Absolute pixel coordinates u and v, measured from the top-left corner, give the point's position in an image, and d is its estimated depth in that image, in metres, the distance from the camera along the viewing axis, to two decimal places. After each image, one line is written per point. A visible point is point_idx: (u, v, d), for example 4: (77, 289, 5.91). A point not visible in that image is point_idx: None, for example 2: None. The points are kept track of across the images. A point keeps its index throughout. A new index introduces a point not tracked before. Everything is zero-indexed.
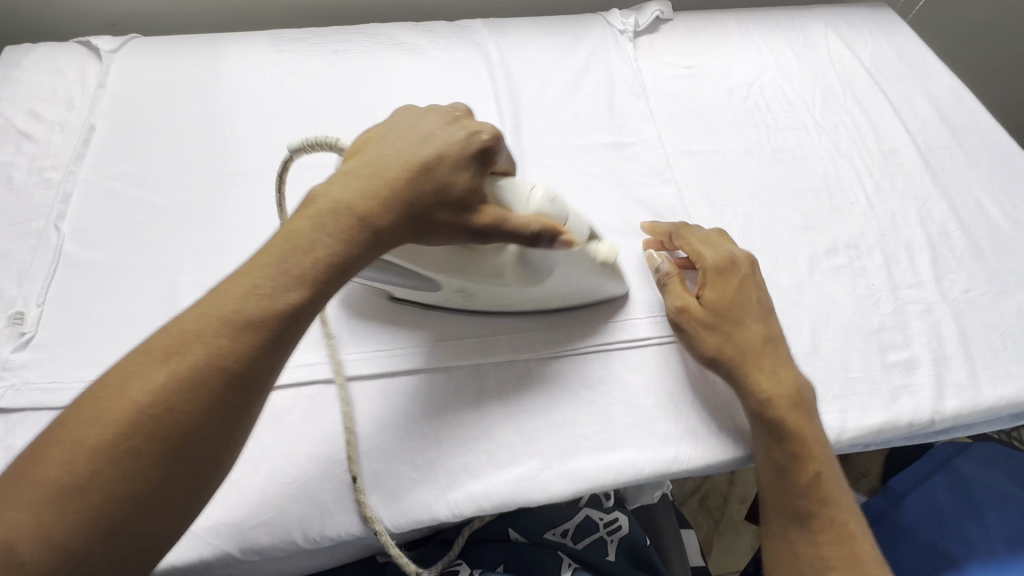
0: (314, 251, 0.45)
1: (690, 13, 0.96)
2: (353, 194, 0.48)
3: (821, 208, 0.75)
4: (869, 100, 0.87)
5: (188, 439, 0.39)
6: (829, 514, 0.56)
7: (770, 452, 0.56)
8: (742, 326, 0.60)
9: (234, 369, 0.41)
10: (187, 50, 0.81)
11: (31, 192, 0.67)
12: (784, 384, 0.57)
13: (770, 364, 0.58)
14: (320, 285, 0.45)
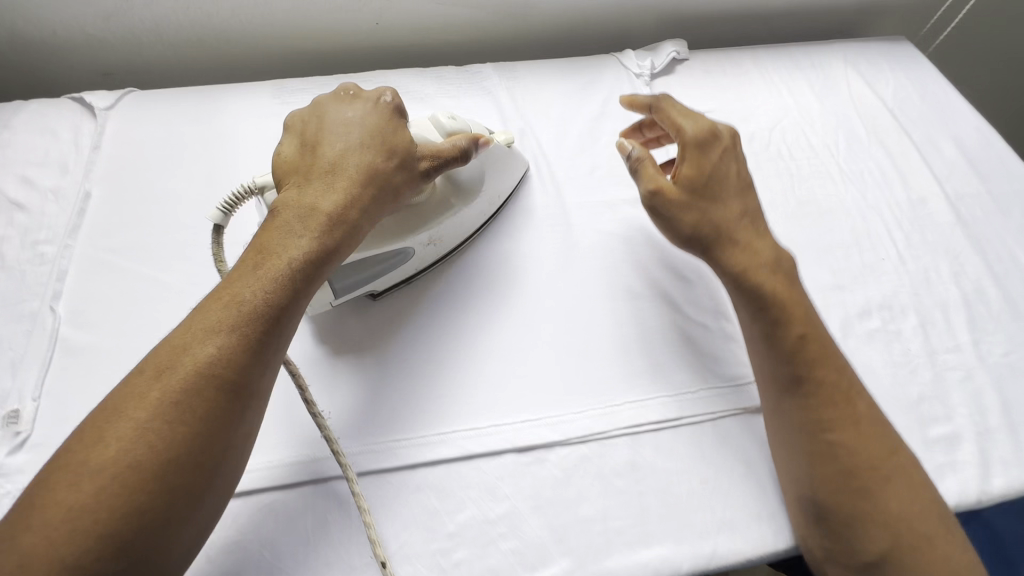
0: (285, 250, 0.49)
1: (705, 52, 0.93)
2: (309, 196, 0.52)
3: (850, 266, 0.72)
4: (894, 144, 0.84)
5: (199, 431, 0.43)
6: (820, 375, 0.55)
7: (760, 328, 0.57)
8: (723, 203, 0.61)
9: (233, 361, 0.45)
10: (186, 104, 0.78)
11: (24, 270, 0.63)
12: (760, 255, 0.59)
13: (749, 240, 0.60)
14: (300, 276, 0.49)
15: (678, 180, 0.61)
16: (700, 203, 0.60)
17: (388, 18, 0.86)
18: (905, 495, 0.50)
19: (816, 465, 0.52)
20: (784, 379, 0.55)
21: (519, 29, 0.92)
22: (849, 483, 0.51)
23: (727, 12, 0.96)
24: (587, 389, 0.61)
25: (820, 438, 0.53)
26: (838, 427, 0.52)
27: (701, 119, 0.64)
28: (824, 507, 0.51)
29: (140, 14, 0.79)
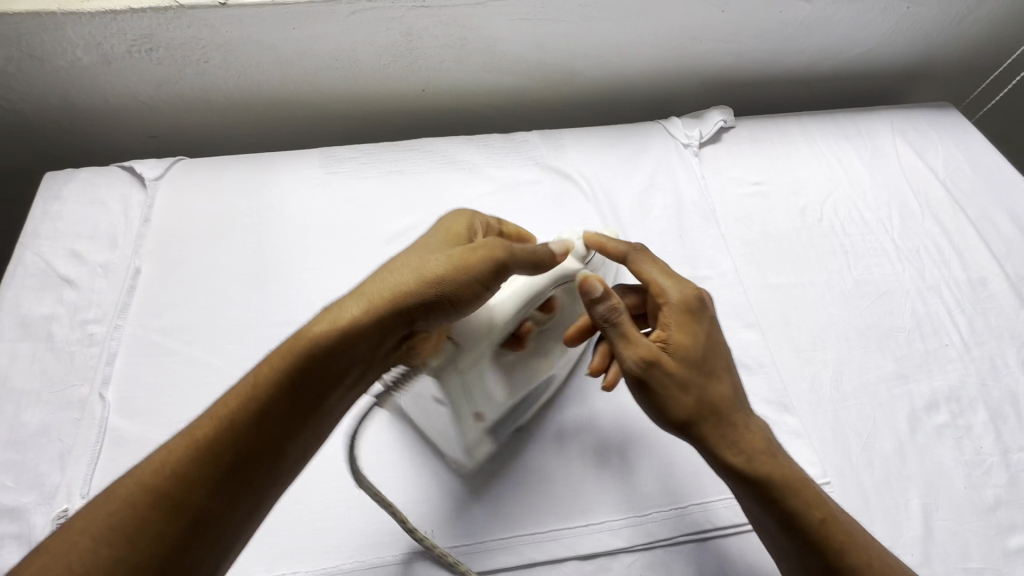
0: (296, 350, 0.45)
1: (750, 119, 0.93)
2: (355, 298, 0.48)
3: (912, 353, 0.70)
4: (949, 220, 0.82)
5: (168, 526, 0.40)
6: (846, 563, 0.49)
7: (768, 511, 0.51)
8: (717, 378, 0.53)
9: (202, 472, 0.41)
10: (235, 174, 0.77)
11: (72, 352, 0.62)
12: (753, 437, 0.52)
13: (743, 420, 0.53)
14: (292, 387, 0.44)
15: (665, 359, 0.52)
16: (689, 381, 0.52)
17: (435, 84, 0.86)
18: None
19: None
20: (817, 558, 0.49)
21: (564, 94, 0.92)
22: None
23: (772, 77, 0.95)
24: (651, 490, 0.58)
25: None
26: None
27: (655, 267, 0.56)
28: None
29: (192, 83, 0.79)
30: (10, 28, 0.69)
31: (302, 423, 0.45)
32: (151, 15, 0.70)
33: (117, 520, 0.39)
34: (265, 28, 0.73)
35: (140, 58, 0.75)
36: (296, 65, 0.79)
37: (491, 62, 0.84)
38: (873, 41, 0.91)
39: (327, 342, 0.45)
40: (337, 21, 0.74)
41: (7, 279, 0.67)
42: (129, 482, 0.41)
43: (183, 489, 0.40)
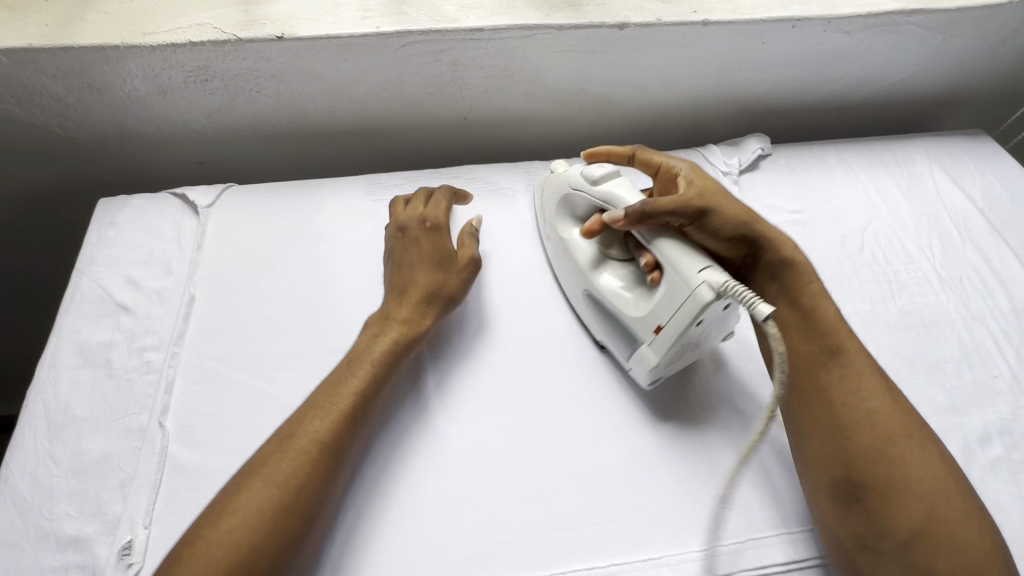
0: (371, 352, 0.60)
1: (786, 147, 0.94)
2: (398, 313, 0.64)
3: (962, 384, 0.70)
4: (991, 249, 0.83)
5: (311, 491, 0.51)
6: (870, 392, 0.57)
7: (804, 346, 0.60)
8: (729, 205, 0.64)
9: (331, 448, 0.53)
10: (284, 201, 0.79)
11: (130, 379, 0.63)
12: (779, 250, 0.64)
13: (769, 237, 0.65)
14: (377, 374, 0.59)
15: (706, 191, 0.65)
16: (732, 203, 0.64)
17: (477, 112, 0.87)
18: (930, 460, 0.53)
19: (843, 432, 0.55)
20: (824, 343, 0.59)
21: (603, 121, 0.93)
22: (882, 450, 0.53)
23: (807, 105, 0.96)
24: (710, 525, 0.57)
25: (857, 406, 0.56)
26: (871, 395, 0.56)
27: (656, 155, 0.71)
28: (854, 482, 0.53)
29: (242, 112, 0.81)
30: (73, 61, 0.71)
31: (371, 414, 0.58)
32: (210, 47, 0.71)
33: (246, 516, 0.48)
34: (317, 60, 0.75)
35: (195, 88, 0.77)
36: (344, 94, 0.81)
37: (533, 91, 0.85)
38: (909, 70, 0.92)
39: (389, 340, 0.61)
40: (387, 53, 0.76)
41: (66, 305, 0.68)
42: (248, 478, 0.50)
43: (295, 467, 0.51)
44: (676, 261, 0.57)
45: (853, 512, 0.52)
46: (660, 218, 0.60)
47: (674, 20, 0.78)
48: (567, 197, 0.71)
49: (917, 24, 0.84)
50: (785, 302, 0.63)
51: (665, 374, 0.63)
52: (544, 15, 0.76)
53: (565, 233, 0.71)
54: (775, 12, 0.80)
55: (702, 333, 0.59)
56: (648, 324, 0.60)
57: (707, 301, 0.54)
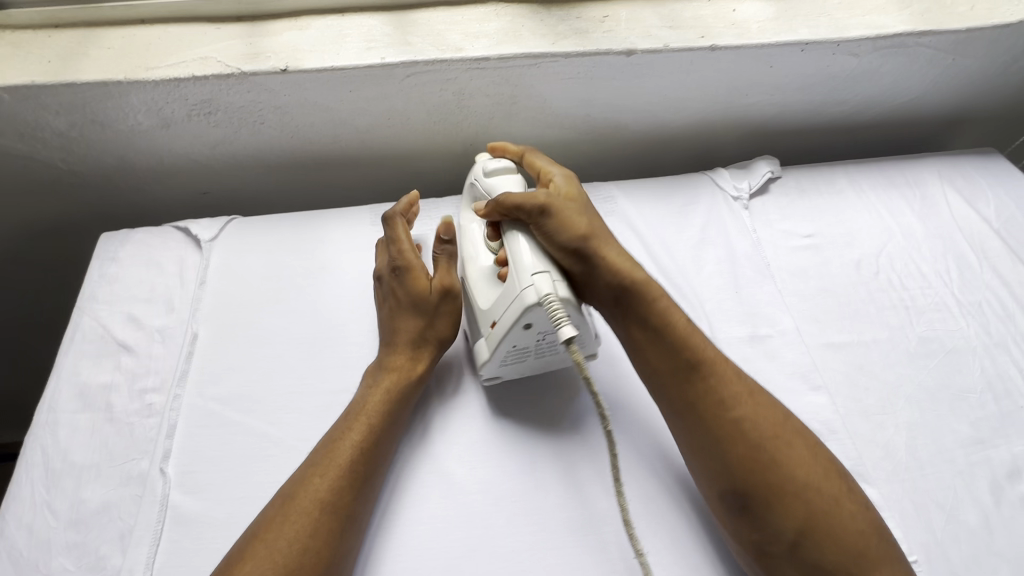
0: (366, 406, 0.59)
1: (794, 170, 0.92)
2: (394, 361, 0.63)
3: (987, 415, 0.68)
4: (1009, 272, 0.81)
5: (315, 552, 0.50)
6: (733, 399, 0.54)
7: (650, 361, 0.58)
8: (579, 215, 0.63)
9: (334, 506, 0.53)
10: (287, 233, 0.77)
11: (131, 423, 0.61)
12: (624, 258, 0.61)
13: (615, 248, 0.62)
14: (374, 428, 0.58)
15: (555, 200, 0.62)
16: (578, 216, 0.62)
17: (483, 139, 0.86)
18: (807, 459, 0.52)
19: (719, 444, 0.53)
20: (682, 358, 0.56)
21: (610, 145, 0.92)
22: (755, 457, 0.51)
23: (815, 127, 0.95)
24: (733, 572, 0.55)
25: (726, 418, 0.53)
26: (738, 403, 0.54)
27: (541, 161, 0.71)
28: (739, 492, 0.51)
29: (246, 143, 0.80)
30: (75, 96, 0.70)
31: (376, 466, 0.57)
32: (213, 81, 0.71)
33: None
34: (321, 91, 0.74)
35: (198, 120, 0.76)
36: (349, 123, 0.80)
37: (539, 118, 0.85)
38: (919, 91, 0.91)
39: (387, 390, 0.60)
40: (391, 83, 0.75)
41: (66, 345, 0.66)
42: (251, 546, 0.50)
43: (298, 531, 0.51)
44: (518, 261, 0.58)
45: (742, 521, 0.51)
46: (517, 215, 0.62)
47: (682, 45, 0.77)
48: (472, 187, 0.71)
49: (927, 45, 0.83)
50: (633, 323, 0.59)
51: (501, 373, 0.63)
52: (551, 42, 0.75)
53: (466, 224, 0.71)
54: (784, 36, 0.79)
55: (538, 338, 0.59)
56: (487, 319, 0.61)
57: (528, 303, 0.55)
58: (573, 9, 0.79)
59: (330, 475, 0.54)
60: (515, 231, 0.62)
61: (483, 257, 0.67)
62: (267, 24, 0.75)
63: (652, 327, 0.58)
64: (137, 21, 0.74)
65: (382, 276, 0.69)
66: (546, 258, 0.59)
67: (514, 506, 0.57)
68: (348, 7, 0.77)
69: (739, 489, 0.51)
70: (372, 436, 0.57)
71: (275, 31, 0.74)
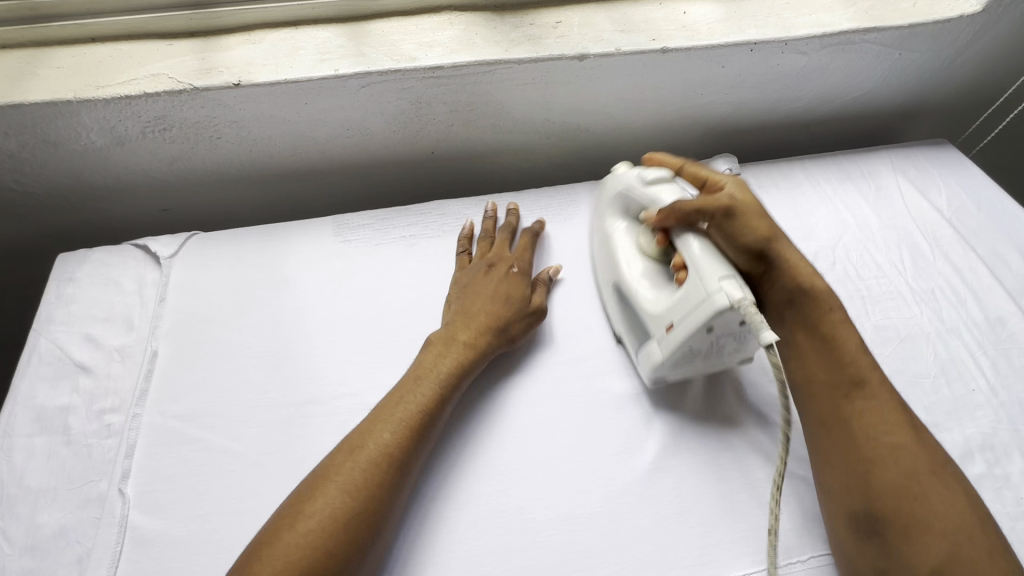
0: (437, 369, 0.62)
1: (752, 166, 0.94)
2: (467, 332, 0.66)
3: (940, 399, 0.70)
4: (961, 259, 0.83)
5: (383, 496, 0.53)
6: (886, 424, 0.55)
7: (808, 366, 0.60)
8: (762, 218, 0.64)
9: (399, 458, 0.55)
10: (248, 245, 0.77)
11: (89, 445, 0.61)
12: (798, 262, 0.64)
13: (788, 253, 0.65)
14: (445, 390, 0.61)
15: (738, 202, 0.64)
16: (761, 219, 0.64)
17: (444, 146, 0.87)
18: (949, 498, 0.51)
19: (866, 463, 0.54)
20: (847, 373, 0.58)
21: (572, 148, 0.93)
22: (905, 485, 0.52)
23: (772, 123, 0.97)
24: (690, 562, 0.56)
25: (881, 440, 0.54)
26: (893, 429, 0.54)
27: (704, 170, 0.69)
28: (875, 516, 0.52)
29: (205, 158, 0.80)
30: (25, 117, 0.69)
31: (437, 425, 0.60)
32: (165, 98, 0.71)
33: (319, 519, 0.50)
34: (277, 104, 0.74)
35: (154, 137, 0.75)
36: (307, 135, 0.80)
37: (500, 124, 0.85)
38: (869, 85, 0.93)
39: (455, 357, 0.63)
40: (347, 94, 0.75)
41: (22, 369, 0.65)
42: (318, 484, 0.53)
43: (358, 477, 0.53)
44: (701, 268, 0.59)
45: (871, 547, 0.51)
46: (693, 218, 0.63)
47: (634, 48, 0.78)
48: (619, 193, 0.73)
49: (872, 41, 0.85)
50: (799, 326, 0.62)
51: (666, 375, 0.64)
52: (504, 49, 0.76)
53: (609, 229, 0.73)
54: (732, 36, 0.80)
55: (712, 342, 0.60)
56: (661, 323, 0.62)
57: (720, 306, 0.56)
58: (526, 16, 0.80)
59: (397, 429, 0.57)
60: (686, 233, 0.63)
61: (636, 263, 0.68)
62: (221, 39, 0.75)
63: (820, 336, 0.61)
64: (88, 39, 0.74)
65: (497, 255, 0.74)
66: (727, 264, 0.59)
67: (479, 510, 0.59)
68: (301, 20, 0.77)
69: (876, 515, 0.52)
70: (437, 399, 0.60)
71: (228, 46, 0.74)
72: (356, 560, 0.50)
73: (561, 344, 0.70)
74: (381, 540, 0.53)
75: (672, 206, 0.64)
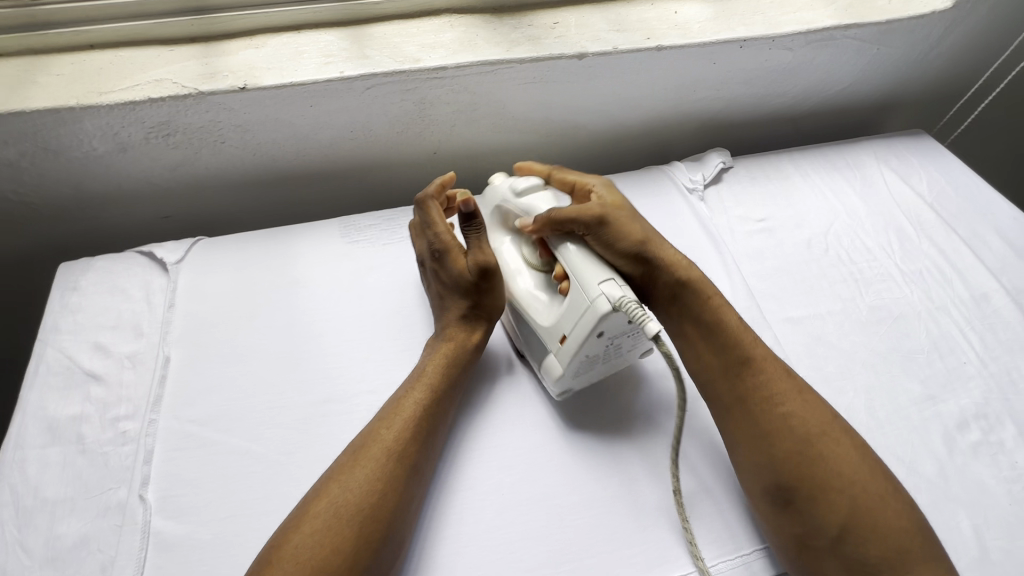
0: (431, 371, 0.63)
1: (745, 160, 0.98)
2: (450, 331, 0.66)
3: (936, 372, 0.73)
4: (945, 241, 0.87)
5: (389, 496, 0.54)
6: (767, 396, 0.59)
7: (700, 355, 0.63)
8: (635, 223, 0.66)
9: (403, 458, 0.56)
10: (255, 249, 0.77)
11: (105, 453, 0.60)
12: (681, 261, 0.66)
13: (666, 253, 0.66)
14: (442, 391, 0.62)
15: (610, 210, 0.66)
16: (632, 222, 0.66)
17: (446, 146, 0.88)
18: (853, 457, 0.55)
19: (766, 439, 0.57)
20: (734, 356, 0.61)
21: (571, 146, 0.95)
22: (802, 452, 0.55)
23: (761, 118, 1.01)
24: (713, 537, 0.58)
25: (775, 412, 0.58)
26: (784, 398, 0.58)
27: (572, 175, 0.73)
28: (786, 486, 0.55)
29: (206, 164, 0.80)
30: (26, 126, 0.69)
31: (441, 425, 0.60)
32: (169, 103, 0.70)
33: (325, 519, 0.51)
34: (283, 107, 0.75)
35: (157, 143, 0.75)
36: (311, 138, 0.81)
37: (500, 123, 0.87)
38: (850, 80, 0.97)
39: (447, 356, 0.64)
40: (352, 96, 0.76)
41: (30, 380, 0.64)
42: (327, 487, 0.54)
43: (370, 474, 0.54)
44: (581, 276, 0.59)
45: (788, 514, 0.54)
46: (568, 226, 0.63)
47: (629, 47, 0.81)
48: (497, 207, 0.72)
49: (853, 37, 0.88)
50: (687, 319, 0.64)
51: (573, 385, 0.64)
52: (505, 50, 0.78)
53: (496, 245, 0.72)
54: (722, 34, 0.83)
55: (608, 344, 0.60)
56: (555, 334, 0.62)
57: (604, 311, 0.56)
58: (524, 18, 0.82)
59: (407, 431, 0.58)
60: (563, 240, 0.63)
61: (524, 276, 0.68)
62: (222, 44, 0.75)
63: (705, 323, 0.63)
64: (87, 46, 0.74)
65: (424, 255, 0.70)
66: (603, 267, 0.60)
67: (502, 499, 0.60)
68: (302, 25, 0.78)
69: (787, 493, 0.54)
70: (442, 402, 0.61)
71: (230, 50, 0.75)
72: (370, 558, 0.50)
73: None
74: (396, 539, 0.53)
75: (545, 218, 0.63)
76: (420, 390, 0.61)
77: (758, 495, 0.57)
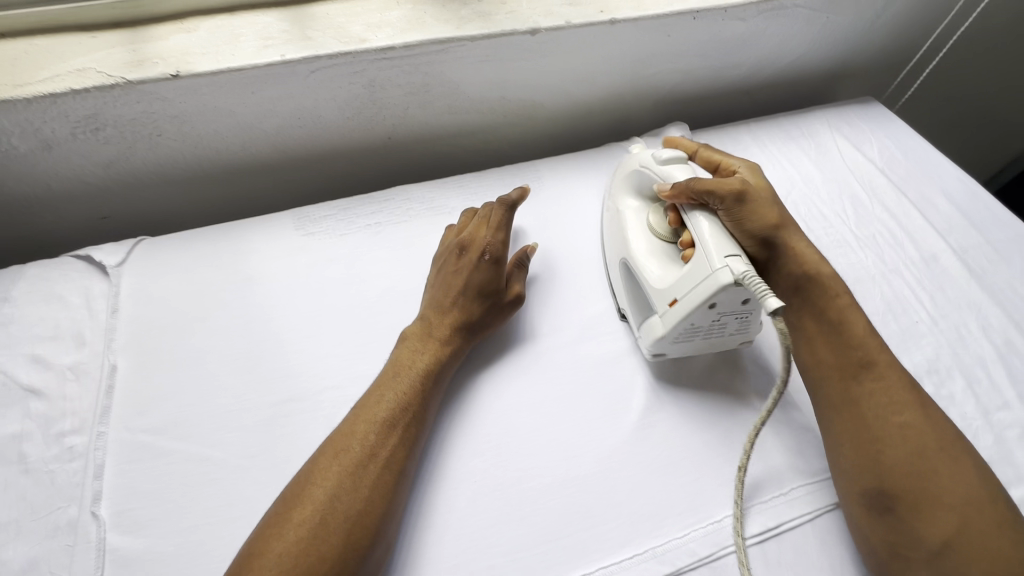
0: (412, 368, 0.61)
1: (704, 133, 0.98)
2: (443, 332, 0.64)
3: (891, 332, 0.75)
4: (896, 205, 0.89)
5: (363, 497, 0.52)
6: (882, 404, 0.58)
7: (818, 351, 0.63)
8: (770, 205, 0.66)
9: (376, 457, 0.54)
10: (202, 246, 0.73)
11: (51, 471, 0.57)
12: (812, 256, 0.66)
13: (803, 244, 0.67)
14: (422, 390, 0.60)
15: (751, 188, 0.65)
16: (771, 206, 0.66)
17: (401, 131, 0.85)
18: (966, 476, 0.53)
19: (876, 444, 0.56)
20: (855, 357, 0.60)
21: (529, 126, 0.94)
22: (917, 463, 0.54)
23: (718, 90, 1.01)
24: (685, 508, 0.59)
25: (891, 421, 0.56)
26: (904, 408, 0.57)
27: (718, 154, 0.73)
28: (886, 493, 0.54)
29: (145, 158, 0.75)
30: None
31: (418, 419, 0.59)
32: (96, 94, 0.65)
33: (292, 524, 0.49)
34: (222, 95, 0.70)
35: (87, 139, 0.70)
36: (256, 127, 0.77)
37: (456, 105, 0.85)
38: (802, 49, 0.98)
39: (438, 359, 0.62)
40: (296, 81, 0.72)
41: None
42: (294, 492, 0.52)
43: (340, 476, 0.52)
44: (708, 245, 0.60)
45: (884, 523, 0.54)
46: (704, 199, 0.63)
47: (582, 21, 0.79)
48: (635, 171, 0.73)
49: (803, 6, 0.89)
50: (807, 312, 0.65)
51: (668, 350, 0.65)
52: (455, 27, 0.75)
53: (621, 206, 0.74)
54: (675, 5, 0.82)
55: (716, 318, 0.61)
56: (665, 297, 0.63)
57: (724, 283, 0.56)
58: None
59: (378, 429, 0.56)
60: (695, 211, 0.64)
61: (640, 240, 0.69)
62: (150, 29, 0.70)
63: (829, 321, 0.63)
64: None
65: (474, 236, 0.70)
66: (731, 245, 0.60)
67: (476, 486, 0.59)
68: (236, 7, 0.73)
69: (889, 503, 0.54)
70: (415, 395, 0.59)
71: (159, 35, 0.70)
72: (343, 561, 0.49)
73: (539, 320, 0.71)
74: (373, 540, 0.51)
75: (687, 187, 0.63)
76: (400, 389, 0.59)
77: (852, 500, 0.56)
